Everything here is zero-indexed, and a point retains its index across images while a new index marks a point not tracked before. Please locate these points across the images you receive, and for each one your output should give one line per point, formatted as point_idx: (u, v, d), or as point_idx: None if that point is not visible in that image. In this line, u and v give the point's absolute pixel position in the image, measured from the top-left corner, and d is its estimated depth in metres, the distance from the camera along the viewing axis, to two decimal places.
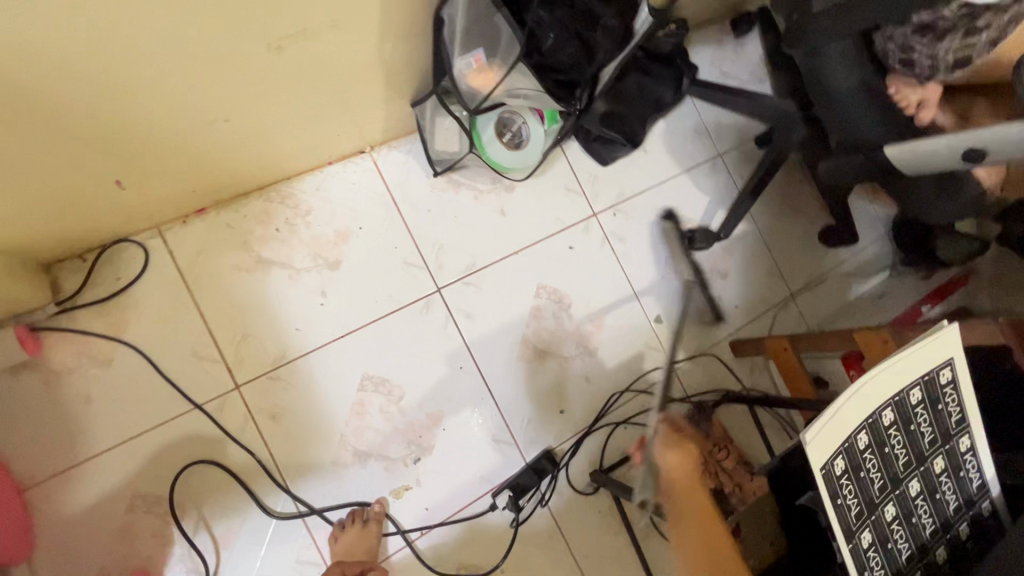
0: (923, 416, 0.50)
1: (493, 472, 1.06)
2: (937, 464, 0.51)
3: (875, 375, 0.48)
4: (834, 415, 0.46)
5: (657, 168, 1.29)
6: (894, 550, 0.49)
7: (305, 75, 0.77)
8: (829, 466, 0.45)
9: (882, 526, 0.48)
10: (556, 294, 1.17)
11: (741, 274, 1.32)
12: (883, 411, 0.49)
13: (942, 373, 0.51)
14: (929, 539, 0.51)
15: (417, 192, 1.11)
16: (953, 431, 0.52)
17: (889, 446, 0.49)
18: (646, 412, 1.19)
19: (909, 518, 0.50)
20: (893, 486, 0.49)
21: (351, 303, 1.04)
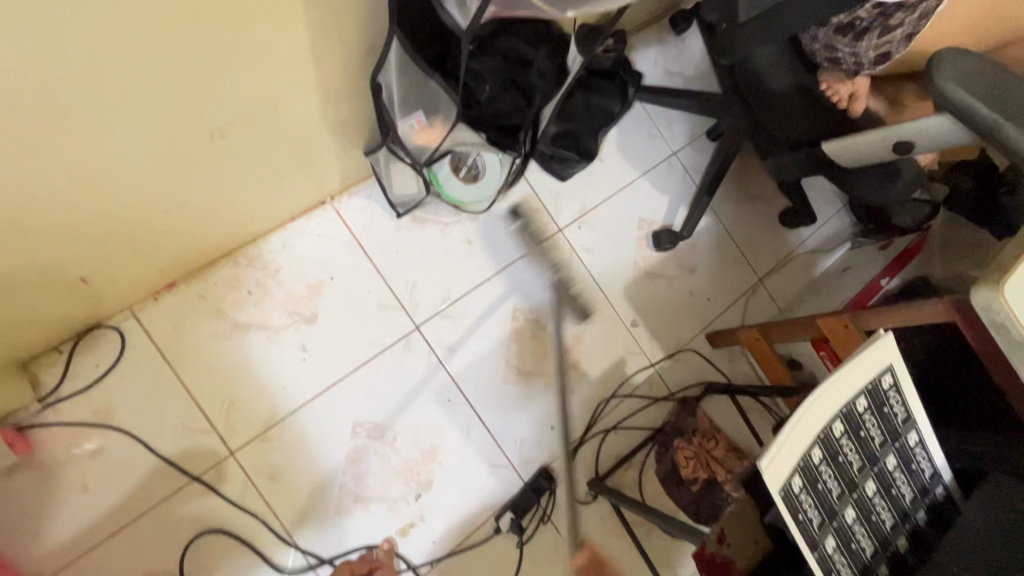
0: (871, 421, 0.54)
1: (493, 496, 1.10)
2: (889, 462, 0.55)
3: (823, 393, 0.52)
4: (787, 438, 0.50)
5: (615, 176, 1.33)
6: (858, 549, 0.53)
7: (253, 148, 0.79)
8: (788, 486, 0.49)
9: (844, 529, 0.52)
10: (533, 314, 1.20)
11: (709, 267, 1.36)
12: (833, 424, 0.52)
13: (884, 379, 0.55)
14: (891, 533, 0.55)
15: (383, 234, 1.13)
16: (900, 428, 0.56)
17: (842, 455, 0.53)
18: (634, 415, 1.23)
19: (870, 516, 0.54)
20: (850, 491, 0.53)
21: (333, 353, 1.06)
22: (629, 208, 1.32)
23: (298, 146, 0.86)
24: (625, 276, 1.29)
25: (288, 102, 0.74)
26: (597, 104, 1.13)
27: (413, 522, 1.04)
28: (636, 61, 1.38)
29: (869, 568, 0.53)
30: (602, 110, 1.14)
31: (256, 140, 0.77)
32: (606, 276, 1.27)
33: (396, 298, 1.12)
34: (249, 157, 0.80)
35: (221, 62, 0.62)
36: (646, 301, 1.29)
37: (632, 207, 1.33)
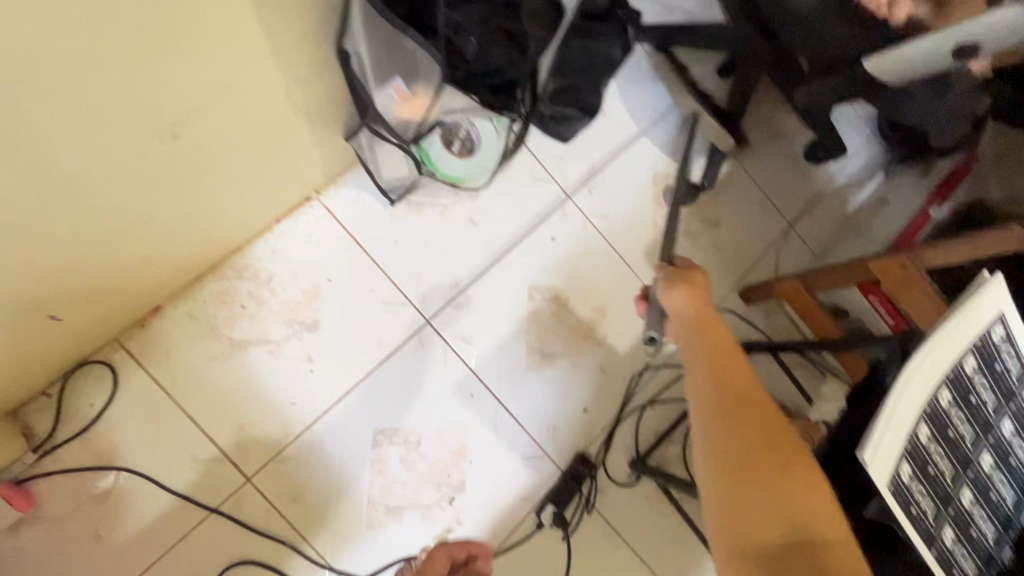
0: (981, 383, 0.45)
1: (531, 490, 1.03)
2: (1005, 428, 0.46)
3: (924, 356, 0.43)
4: (889, 417, 0.41)
5: (622, 130, 1.21)
6: (980, 536, 0.44)
7: (216, 146, 0.69)
8: (897, 476, 0.40)
9: (961, 515, 0.44)
10: (550, 291, 1.11)
11: (735, 218, 1.25)
12: (939, 393, 0.43)
13: (994, 331, 0.45)
14: (1013, 512, 0.46)
15: (378, 225, 1.03)
16: (1015, 387, 0.47)
17: (952, 429, 0.44)
18: (669, 386, 1.15)
19: (989, 496, 0.45)
20: (965, 469, 0.44)
21: (341, 361, 0.98)
22: (640, 164, 1.21)
23: (267, 138, 0.76)
24: (645, 238, 1.19)
25: (246, 88, 0.64)
26: (596, 53, 1.02)
27: (450, 527, 0.98)
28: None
29: (993, 556, 0.45)
30: (602, 58, 1.03)
31: (217, 136, 0.67)
32: (624, 241, 1.17)
33: (401, 294, 1.03)
34: (213, 157, 0.71)
35: (155, 49, 0.51)
36: None
37: (644, 163, 1.21)
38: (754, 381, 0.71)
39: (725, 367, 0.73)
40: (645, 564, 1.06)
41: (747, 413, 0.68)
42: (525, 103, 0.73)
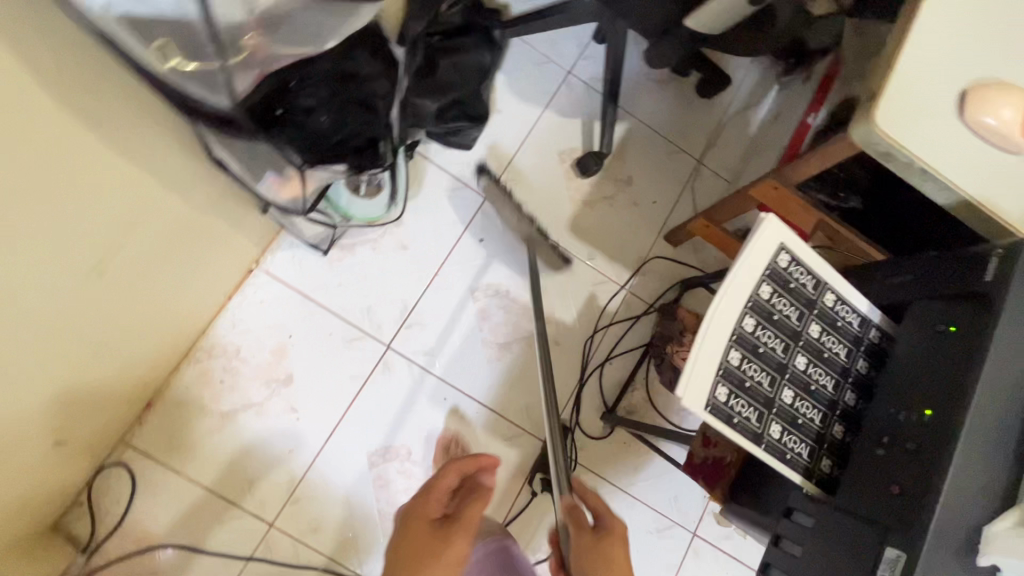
0: (781, 302, 0.55)
1: (520, 464, 1.15)
2: (813, 330, 0.56)
3: (721, 296, 0.53)
4: (698, 355, 0.51)
5: (519, 120, 1.29)
6: (807, 422, 0.55)
7: (145, 264, 0.78)
8: (714, 399, 0.51)
9: (785, 411, 0.54)
10: (492, 287, 1.21)
11: (645, 170, 1.34)
12: (742, 322, 0.53)
13: (781, 258, 0.55)
14: (836, 394, 0.57)
15: (320, 275, 1.13)
16: (815, 295, 0.57)
17: (762, 346, 0.54)
18: (622, 340, 1.25)
19: (809, 388, 0.56)
20: (781, 374, 0.55)
21: (322, 403, 1.09)
22: (544, 148, 1.29)
23: (189, 239, 0.85)
24: (565, 215, 1.28)
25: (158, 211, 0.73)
26: (466, 65, 1.10)
27: None
28: None
29: (822, 434, 0.56)
30: (473, 68, 1.11)
31: (145, 256, 0.77)
32: (547, 222, 1.27)
33: (359, 329, 1.14)
34: (148, 272, 0.80)
35: (65, 221, 0.60)
36: (594, 230, 1.29)
37: (547, 145, 1.30)
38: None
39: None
40: (638, 499, 1.19)
41: None
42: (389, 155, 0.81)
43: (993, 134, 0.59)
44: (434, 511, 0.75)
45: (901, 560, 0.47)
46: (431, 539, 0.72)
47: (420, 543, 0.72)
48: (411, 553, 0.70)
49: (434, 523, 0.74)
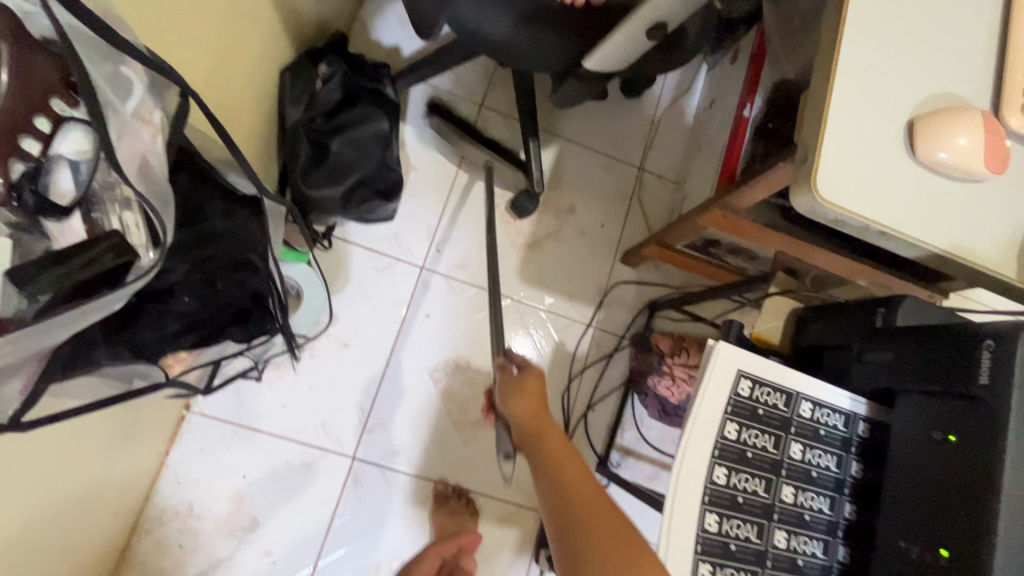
0: (752, 435, 0.52)
1: (524, 541, 1.09)
2: (795, 451, 0.53)
3: (682, 450, 0.50)
4: (668, 529, 0.49)
5: (439, 172, 1.17)
6: (809, 558, 0.52)
7: (71, 498, 0.68)
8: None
9: (782, 556, 0.51)
10: (449, 364, 1.11)
11: (585, 194, 1.23)
12: (713, 474, 0.50)
13: (741, 387, 0.51)
14: (834, 514, 0.53)
15: (260, 401, 1.03)
16: (788, 412, 0.53)
17: (741, 493, 0.51)
18: (601, 381, 1.17)
19: (804, 521, 0.52)
20: (770, 518, 0.51)
21: (296, 539, 1.01)
22: (473, 196, 1.18)
23: (104, 441, 0.74)
24: (511, 263, 1.17)
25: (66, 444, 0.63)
26: (357, 137, 0.97)
27: None
28: (378, 37, 1.15)
29: (828, 566, 0.52)
30: (366, 139, 0.98)
31: (64, 492, 0.66)
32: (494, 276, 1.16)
33: (317, 448, 1.04)
34: (70, 504, 0.69)
35: None
36: (546, 272, 1.18)
37: (475, 192, 1.18)
38: (588, 473, 0.57)
39: (523, 414, 0.64)
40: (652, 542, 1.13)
41: (567, 482, 0.56)
42: (280, 313, 0.68)
43: (947, 162, 0.50)
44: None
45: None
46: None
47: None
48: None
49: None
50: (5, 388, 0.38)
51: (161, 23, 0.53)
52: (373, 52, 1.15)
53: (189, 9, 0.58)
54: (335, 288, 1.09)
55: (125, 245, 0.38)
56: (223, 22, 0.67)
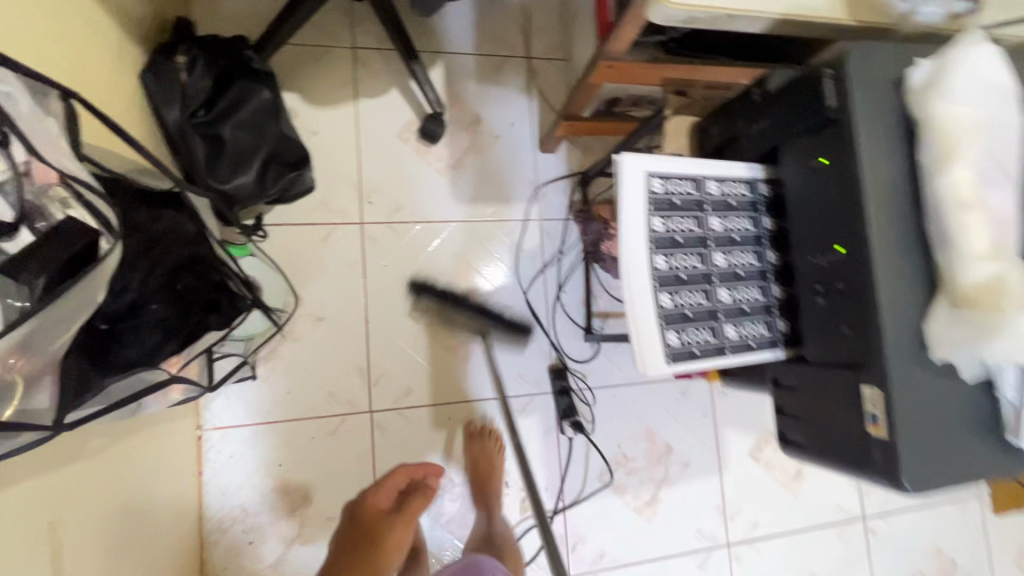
0: (676, 223, 0.61)
1: (546, 421, 1.20)
2: (713, 223, 0.63)
3: (624, 253, 0.59)
4: (636, 319, 0.59)
5: (340, 127, 1.17)
6: (749, 302, 0.63)
7: (111, 516, 0.74)
8: (669, 347, 0.59)
9: (729, 307, 0.62)
10: (423, 299, 1.17)
11: (486, 99, 1.25)
12: (656, 264, 0.59)
13: (654, 186, 0.60)
14: (758, 262, 0.64)
15: (265, 395, 1.07)
16: (699, 194, 0.62)
17: (682, 271, 0.60)
18: (562, 263, 1.25)
19: (737, 275, 0.63)
20: (712, 282, 0.62)
21: (350, 498, 1.09)
22: (383, 139, 1.19)
23: (123, 469, 0.78)
24: (443, 189, 1.21)
25: (75, 485, 0.67)
26: (250, 114, 0.97)
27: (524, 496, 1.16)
28: (223, 12, 1.10)
29: (767, 304, 0.64)
30: (260, 115, 0.98)
31: (99, 523, 0.71)
32: (431, 205, 1.19)
33: (335, 416, 1.10)
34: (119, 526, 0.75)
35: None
36: (477, 184, 1.23)
37: (383, 134, 1.19)
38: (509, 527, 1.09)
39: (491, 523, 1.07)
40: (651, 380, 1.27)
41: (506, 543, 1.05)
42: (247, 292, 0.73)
43: None
44: (383, 502, 0.90)
45: (878, 395, 0.54)
46: (382, 520, 0.86)
47: (375, 524, 0.85)
48: (367, 528, 0.84)
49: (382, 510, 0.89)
50: (37, 394, 0.44)
51: (10, 46, 0.52)
52: (225, 28, 1.10)
53: (30, 27, 0.56)
54: (289, 271, 1.11)
55: (81, 235, 0.44)
56: (67, 36, 0.65)
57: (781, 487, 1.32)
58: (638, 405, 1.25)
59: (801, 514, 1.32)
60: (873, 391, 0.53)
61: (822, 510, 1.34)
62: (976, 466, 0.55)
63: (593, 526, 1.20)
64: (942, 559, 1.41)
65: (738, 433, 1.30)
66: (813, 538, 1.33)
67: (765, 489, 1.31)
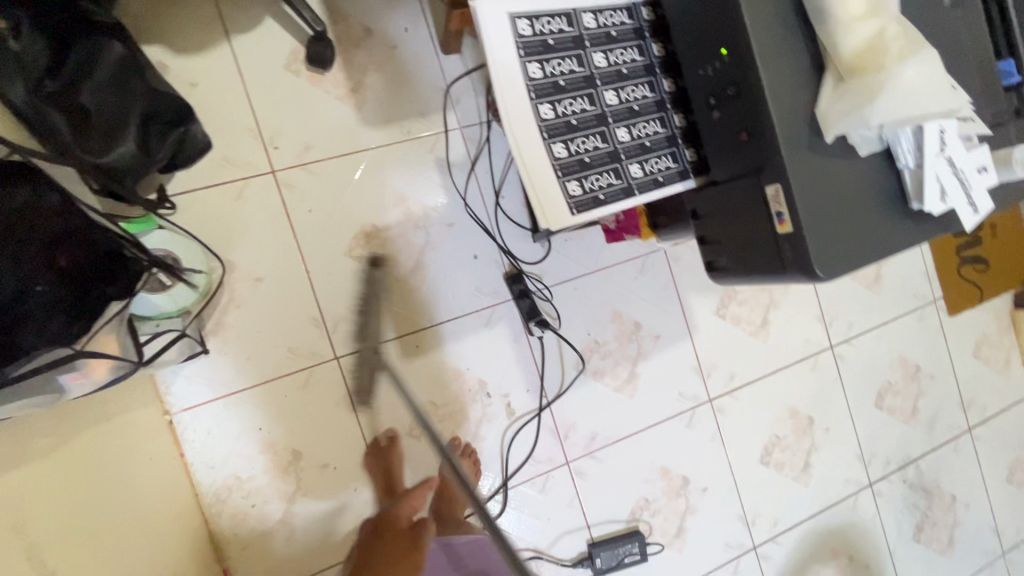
0: (558, 70, 0.69)
1: (512, 328, 1.21)
2: (598, 62, 0.71)
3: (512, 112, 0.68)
4: (538, 172, 0.69)
5: (220, 73, 1.07)
6: (649, 133, 0.74)
7: (89, 509, 0.73)
8: (573, 196, 0.70)
9: (629, 141, 0.73)
10: (359, 237, 1.12)
11: (372, 9, 1.15)
12: (543, 114, 0.69)
13: (524, 31, 0.67)
14: (651, 92, 0.74)
15: (223, 366, 1.05)
16: (579, 33, 0.70)
17: (576, 116, 0.70)
18: (493, 169, 1.21)
19: (634, 111, 0.73)
20: (608, 122, 0.72)
21: (339, 443, 1.11)
22: (271, 75, 1.09)
23: (91, 482, 0.76)
24: (350, 116, 1.13)
25: (40, 484, 0.66)
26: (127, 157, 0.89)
27: (507, 402, 1.19)
28: None
29: (667, 133, 0.75)
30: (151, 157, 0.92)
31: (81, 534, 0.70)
32: (341, 138, 1.12)
33: (302, 371, 1.09)
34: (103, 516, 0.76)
35: None
36: (385, 105, 1.15)
37: (269, 70, 1.09)
38: None
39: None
40: (606, 264, 1.27)
41: None
42: (142, 254, 0.70)
43: None
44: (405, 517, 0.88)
45: (780, 190, 0.65)
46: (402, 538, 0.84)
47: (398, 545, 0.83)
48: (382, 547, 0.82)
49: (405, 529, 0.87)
50: None
51: None
52: None
53: None
54: (210, 238, 1.05)
55: None
56: None
57: (751, 337, 1.37)
58: (598, 292, 1.27)
59: (772, 356, 1.39)
60: (774, 186, 0.65)
61: (791, 349, 1.40)
62: (865, 252, 0.68)
63: (579, 413, 1.24)
64: (907, 366, 1.51)
65: (699, 296, 1.33)
66: (787, 375, 1.40)
67: (734, 341, 1.36)
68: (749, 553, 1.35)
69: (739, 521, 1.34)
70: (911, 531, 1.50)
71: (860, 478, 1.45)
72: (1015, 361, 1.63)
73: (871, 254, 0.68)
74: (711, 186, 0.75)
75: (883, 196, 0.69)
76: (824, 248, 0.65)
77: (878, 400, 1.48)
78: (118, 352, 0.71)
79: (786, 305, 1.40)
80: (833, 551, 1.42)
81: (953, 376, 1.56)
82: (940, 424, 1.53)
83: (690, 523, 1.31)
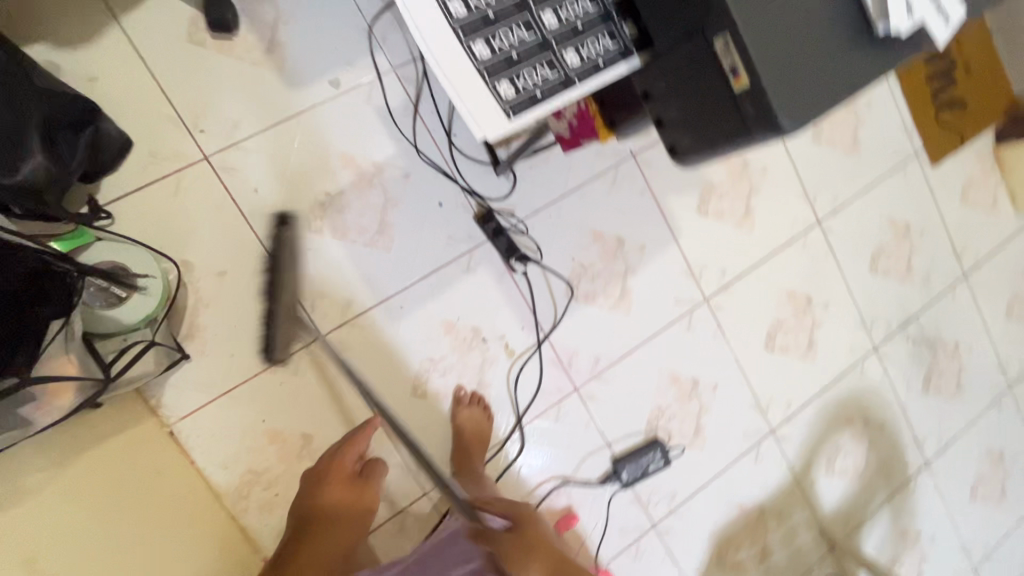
0: None
1: (494, 269, 1.17)
2: None
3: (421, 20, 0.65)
4: (464, 79, 0.68)
5: (118, 60, 0.97)
6: (580, 15, 0.71)
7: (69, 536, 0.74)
8: (504, 98, 0.70)
9: (559, 27, 0.70)
10: (315, 208, 1.06)
11: None
12: (457, 15, 0.66)
13: None
14: None
15: (208, 369, 1.01)
16: None
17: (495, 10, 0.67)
18: (438, 107, 1.13)
19: None
20: (533, 9, 0.69)
21: (347, 418, 1.09)
22: (174, 51, 0.99)
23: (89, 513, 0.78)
24: (273, 80, 1.04)
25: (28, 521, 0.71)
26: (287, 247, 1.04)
27: (504, 343, 1.18)
28: None
29: (601, 12, 0.72)
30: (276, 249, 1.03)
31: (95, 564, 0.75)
32: (269, 106, 1.04)
33: (290, 356, 1.06)
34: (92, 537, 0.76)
35: None
36: (308, 59, 1.06)
37: (172, 46, 0.99)
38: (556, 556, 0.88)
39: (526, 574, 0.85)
40: (576, 185, 1.22)
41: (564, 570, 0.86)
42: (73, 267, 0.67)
43: None
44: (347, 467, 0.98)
45: (731, 45, 0.63)
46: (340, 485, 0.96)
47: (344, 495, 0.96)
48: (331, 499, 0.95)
49: (351, 473, 0.98)
50: None
51: None
52: None
53: None
54: (158, 241, 0.99)
55: None
56: None
57: (735, 229, 1.34)
58: (574, 214, 1.22)
59: (761, 244, 1.36)
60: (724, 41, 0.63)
61: (779, 233, 1.38)
62: (831, 94, 0.66)
63: (578, 340, 1.23)
64: (896, 226, 1.49)
65: (678, 198, 1.29)
66: (779, 260, 1.38)
67: (721, 236, 1.33)
68: (768, 437, 1.38)
69: (753, 409, 1.36)
70: (920, 385, 1.53)
71: (864, 344, 1.47)
72: (1003, 198, 1.62)
73: (838, 94, 0.66)
74: (658, 60, 0.72)
75: (843, 30, 0.67)
76: (785, 96, 0.63)
77: (872, 265, 1.47)
78: (75, 370, 0.74)
79: (767, 189, 1.36)
80: (848, 418, 1.46)
81: (943, 227, 1.54)
82: (937, 276, 1.53)
83: (707, 421, 1.33)
